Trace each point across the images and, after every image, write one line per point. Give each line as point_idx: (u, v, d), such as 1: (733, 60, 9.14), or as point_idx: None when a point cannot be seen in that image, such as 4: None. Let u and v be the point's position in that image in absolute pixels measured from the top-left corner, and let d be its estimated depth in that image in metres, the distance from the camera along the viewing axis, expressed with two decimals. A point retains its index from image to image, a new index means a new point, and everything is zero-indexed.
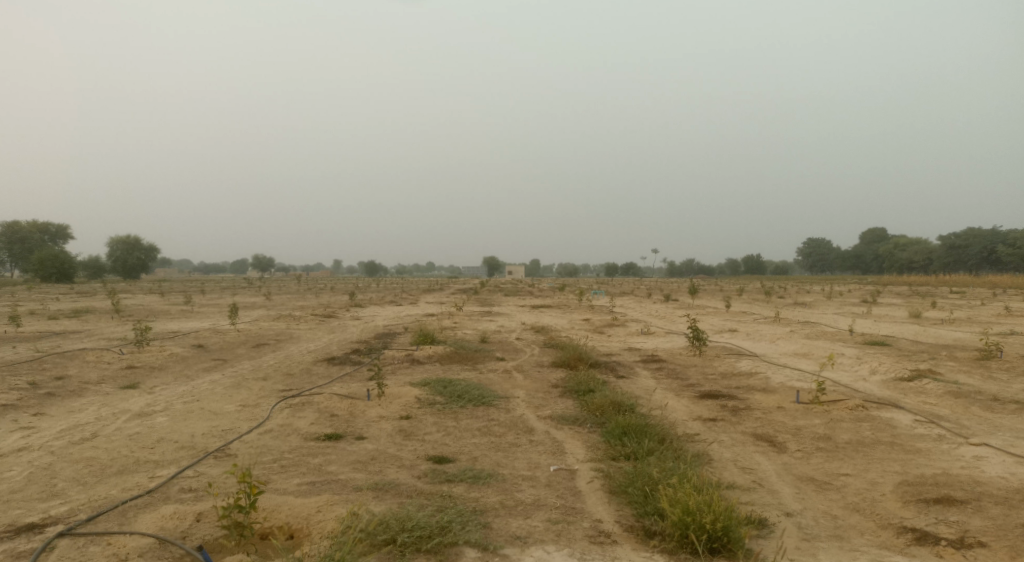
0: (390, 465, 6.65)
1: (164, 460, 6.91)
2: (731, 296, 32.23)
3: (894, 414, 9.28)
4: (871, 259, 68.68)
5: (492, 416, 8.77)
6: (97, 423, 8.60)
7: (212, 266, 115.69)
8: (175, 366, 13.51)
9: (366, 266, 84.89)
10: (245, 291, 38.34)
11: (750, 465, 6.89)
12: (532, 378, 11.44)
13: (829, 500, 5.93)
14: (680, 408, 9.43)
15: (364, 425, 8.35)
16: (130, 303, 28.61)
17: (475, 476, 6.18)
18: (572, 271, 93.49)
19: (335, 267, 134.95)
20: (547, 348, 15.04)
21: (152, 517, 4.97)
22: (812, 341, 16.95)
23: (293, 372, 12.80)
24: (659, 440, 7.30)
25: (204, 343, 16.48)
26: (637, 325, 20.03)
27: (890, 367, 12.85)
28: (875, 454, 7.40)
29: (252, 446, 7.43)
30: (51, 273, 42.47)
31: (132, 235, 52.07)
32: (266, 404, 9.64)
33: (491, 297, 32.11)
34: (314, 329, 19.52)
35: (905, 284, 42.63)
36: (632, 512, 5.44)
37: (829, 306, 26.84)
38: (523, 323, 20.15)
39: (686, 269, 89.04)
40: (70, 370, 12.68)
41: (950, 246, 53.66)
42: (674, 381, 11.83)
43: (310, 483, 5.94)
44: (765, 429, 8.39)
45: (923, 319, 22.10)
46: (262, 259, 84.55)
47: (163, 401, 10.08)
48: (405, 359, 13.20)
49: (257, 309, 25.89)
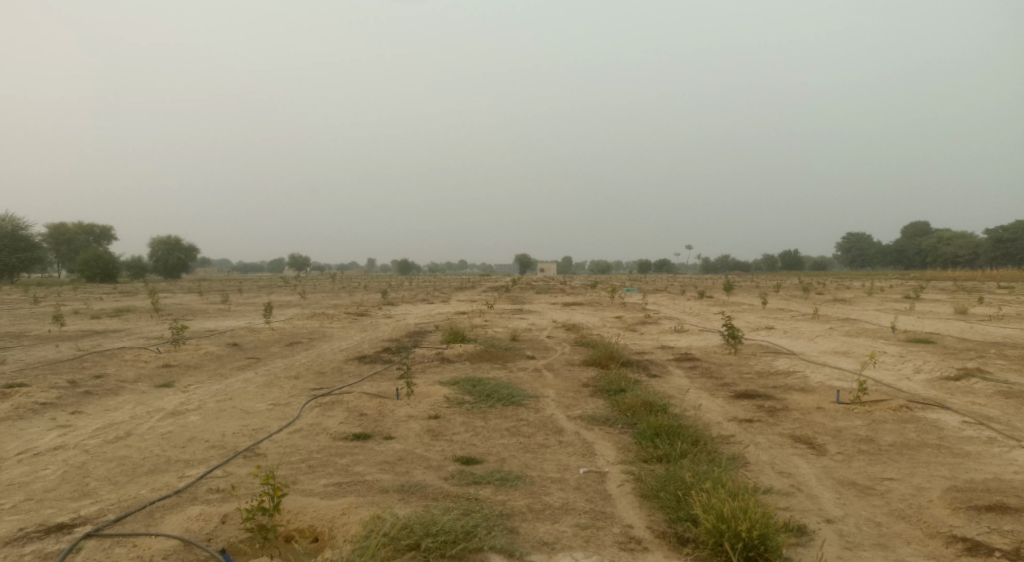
0: (417, 466, 6.58)
1: (194, 459, 6.94)
2: (768, 292, 31.57)
3: (941, 415, 8.91)
4: (914, 253, 66.73)
5: (521, 416, 8.65)
6: (132, 421, 8.72)
7: (250, 266, 117.77)
8: (210, 364, 13.67)
9: (400, 264, 85.55)
10: (281, 290, 38.85)
11: (788, 468, 6.65)
12: (562, 377, 11.27)
13: (872, 506, 5.66)
14: (714, 409, 9.20)
15: (392, 425, 8.30)
16: (169, 303, 29.18)
17: (503, 478, 6.07)
18: (605, 269, 92.84)
19: (369, 266, 136.32)
20: (579, 346, 14.86)
21: (178, 518, 4.97)
22: (853, 339, 16.45)
23: (325, 370, 12.84)
24: (692, 441, 7.10)
25: (238, 341, 16.68)
26: (671, 322, 19.69)
27: (936, 365, 12.38)
28: (921, 457, 7.08)
29: (281, 445, 7.43)
30: (96, 273, 43.64)
31: (173, 235, 53.16)
32: (296, 403, 9.67)
33: (522, 294, 32.00)
34: (347, 327, 19.62)
35: (951, 279, 41.29)
36: (664, 517, 5.26)
37: (871, 302, 26.11)
38: (555, 321, 20.00)
39: (721, 266, 87.76)
40: (109, 369, 12.93)
41: (998, 240, 51.84)
42: (709, 380, 11.56)
43: (336, 484, 5.89)
44: (804, 431, 8.11)
45: (970, 315, 21.34)
46: (299, 259, 85.77)
47: (197, 399, 10.19)
48: (435, 357, 13.15)
49: (292, 308, 26.20)
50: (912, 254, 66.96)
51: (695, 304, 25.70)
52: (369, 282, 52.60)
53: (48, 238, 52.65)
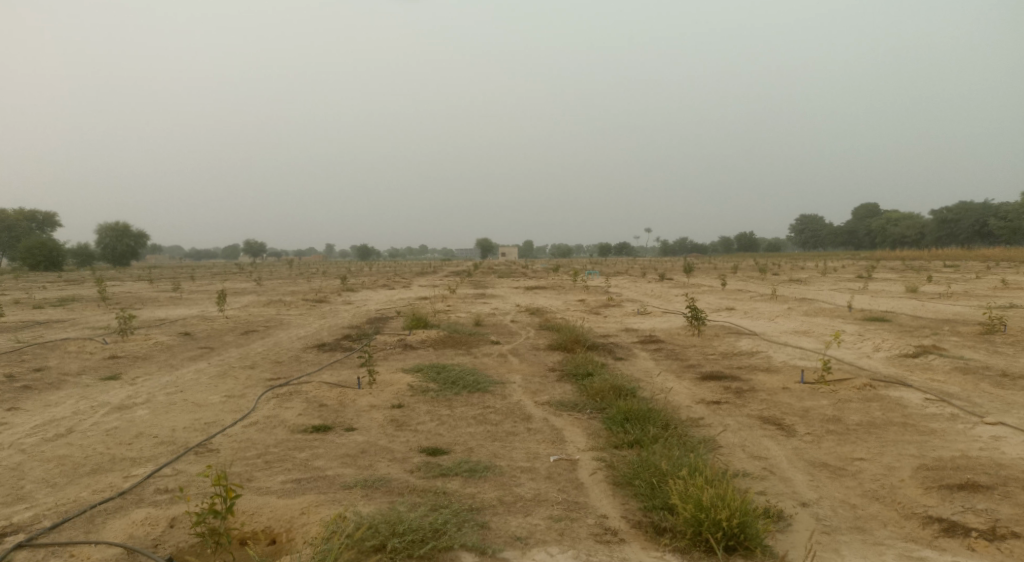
0: (381, 458, 6.30)
1: (141, 457, 6.53)
2: (726, 274, 31.91)
3: (904, 392, 8.98)
4: (864, 234, 68.52)
5: (487, 403, 8.42)
6: (74, 417, 8.21)
7: (203, 252, 114.83)
8: (160, 355, 13.09)
9: (359, 250, 84.32)
10: (236, 277, 37.77)
11: (759, 451, 6.57)
12: (528, 362, 11.07)
13: (845, 488, 5.60)
14: (682, 391, 9.12)
15: (354, 416, 7.99)
16: (117, 291, 28.11)
17: (471, 469, 5.83)
18: (566, 252, 93.03)
19: (327, 252, 134.35)
20: (543, 330, 14.70)
21: (122, 523, 4.59)
22: (811, 318, 16.63)
23: (282, 359, 12.40)
24: (662, 426, 6.98)
25: (191, 330, 16.06)
26: (633, 305, 19.67)
27: (894, 343, 12.55)
28: (888, 436, 7.08)
29: (236, 440, 7.05)
30: (39, 261, 41.82)
31: (121, 221, 51.21)
32: (252, 395, 9.26)
33: (484, 279, 31.73)
34: (305, 315, 19.10)
35: (900, 258, 42.47)
36: (639, 505, 5.11)
37: (825, 282, 26.58)
38: (518, 305, 19.80)
39: (679, 248, 88.86)
40: (50, 362, 12.26)
41: (943, 220, 53.45)
42: (674, 362, 11.52)
43: (295, 480, 5.57)
44: (772, 412, 8.07)
45: (921, 293, 21.88)
46: (254, 244, 83.79)
47: (145, 392, 9.70)
48: (397, 344, 12.82)
49: (247, 295, 25.47)
50: (862, 235, 68.73)
51: (655, 287, 25.79)
52: (328, 268, 51.61)
53: None
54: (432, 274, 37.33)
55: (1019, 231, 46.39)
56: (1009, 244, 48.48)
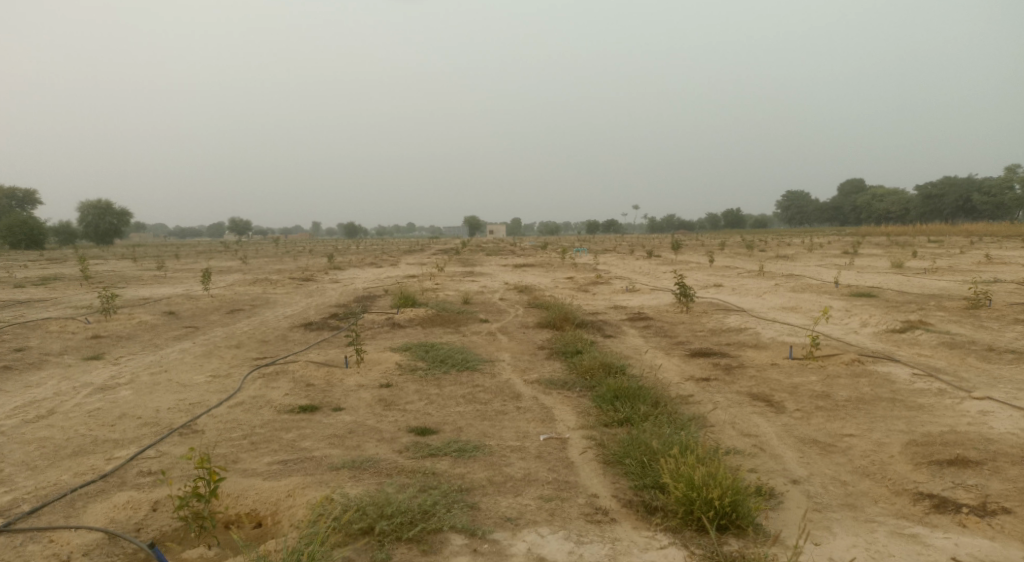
0: (369, 439, 6.23)
1: (124, 439, 6.41)
2: (714, 251, 31.92)
3: (891, 368, 9.01)
4: (850, 210, 68.83)
5: (476, 381, 8.36)
6: (56, 399, 8.07)
7: (188, 231, 113.62)
8: (144, 334, 12.91)
9: (346, 228, 83.72)
10: (221, 255, 37.38)
11: (749, 428, 6.55)
12: (517, 340, 11.00)
13: (835, 464, 5.59)
14: (672, 368, 9.10)
15: (342, 395, 7.90)
16: (100, 270, 27.72)
17: (461, 449, 5.77)
18: (553, 230, 92.82)
19: (314, 230, 133.38)
20: (532, 307, 14.64)
21: (103, 507, 4.50)
22: (799, 294, 16.66)
23: (268, 339, 12.26)
24: (652, 403, 6.95)
25: (176, 310, 15.85)
26: (622, 282, 19.63)
27: (881, 319, 12.58)
28: (877, 412, 7.08)
29: (222, 421, 6.95)
30: (21, 240, 41.18)
31: (103, 198, 50.42)
32: (238, 375, 9.15)
33: (472, 256, 31.56)
34: (292, 293, 18.91)
35: (884, 234, 42.72)
36: (629, 484, 5.07)
37: (812, 258, 26.66)
38: (506, 283, 19.71)
39: (667, 225, 88.97)
40: (31, 342, 12.06)
41: (927, 196, 53.74)
42: (663, 339, 11.50)
43: (281, 462, 5.49)
44: (762, 389, 8.06)
45: (906, 268, 22.00)
46: (239, 223, 82.90)
47: (129, 372, 9.55)
48: (385, 323, 12.72)
49: (233, 274, 25.19)
50: (848, 211, 69.05)
51: (644, 264, 25.74)
52: (316, 246, 51.22)
53: None
54: (420, 253, 37.09)
55: (1002, 206, 46.75)
56: (993, 219, 48.81)
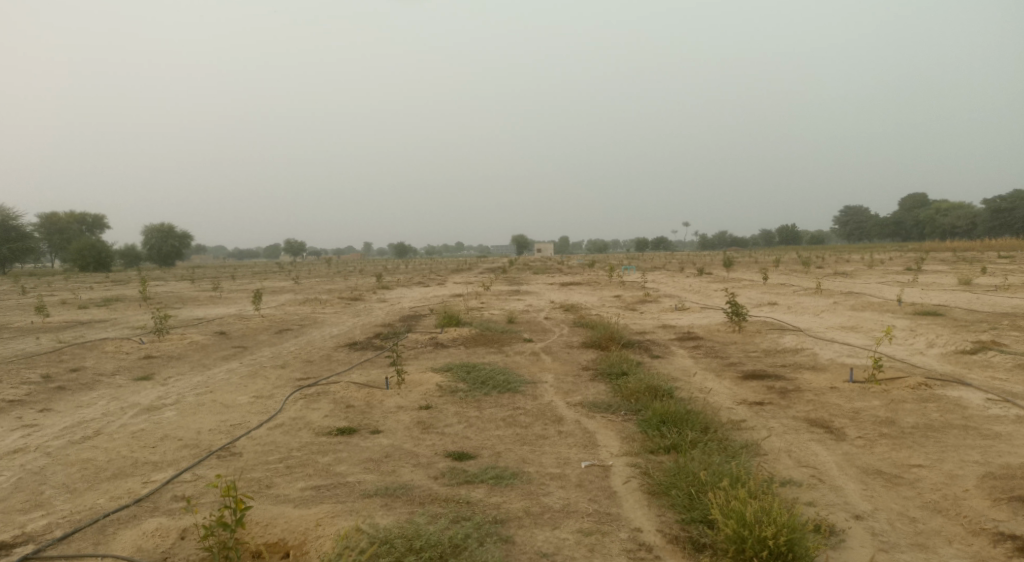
0: (405, 464, 6.06)
1: (162, 461, 6.40)
2: (767, 268, 31.06)
3: (963, 392, 8.40)
4: (912, 224, 66.26)
5: (517, 404, 8.12)
6: (103, 419, 8.18)
7: (245, 252, 117.08)
8: (194, 355, 13.11)
9: (397, 248, 84.87)
10: (274, 276, 38.20)
11: (807, 457, 6.13)
12: (561, 361, 10.74)
13: (903, 498, 5.15)
14: (722, 391, 8.69)
15: (381, 417, 7.78)
16: (159, 291, 28.61)
17: (498, 476, 5.54)
18: (602, 247, 92.05)
19: (365, 251, 135.72)
20: (577, 327, 14.35)
21: (132, 534, 4.44)
22: (858, 313, 15.92)
23: (313, 359, 12.29)
24: (701, 429, 6.60)
25: (226, 329, 16.13)
26: (671, 301, 19.15)
27: (949, 339, 11.85)
28: (948, 441, 6.56)
29: (260, 443, 6.89)
30: (89, 262, 42.93)
31: (165, 222, 52.28)
32: (280, 395, 9.14)
33: (519, 275, 31.40)
34: (340, 313, 19.06)
35: (950, 249, 40.87)
36: (675, 517, 4.77)
37: (872, 275, 25.55)
38: (552, 302, 19.47)
39: (718, 242, 87.41)
40: (87, 362, 12.36)
41: (996, 210, 51.33)
42: (714, 360, 11.06)
43: (314, 487, 5.36)
44: (819, 414, 7.59)
45: (975, 285, 20.89)
46: (294, 244, 84.92)
47: (176, 393, 9.65)
48: (429, 343, 12.62)
49: (284, 294, 25.66)
50: (910, 226, 66.50)
51: (694, 282, 25.15)
52: (366, 266, 51.88)
53: (39, 228, 51.94)
54: (466, 272, 37.13)
55: None
56: None
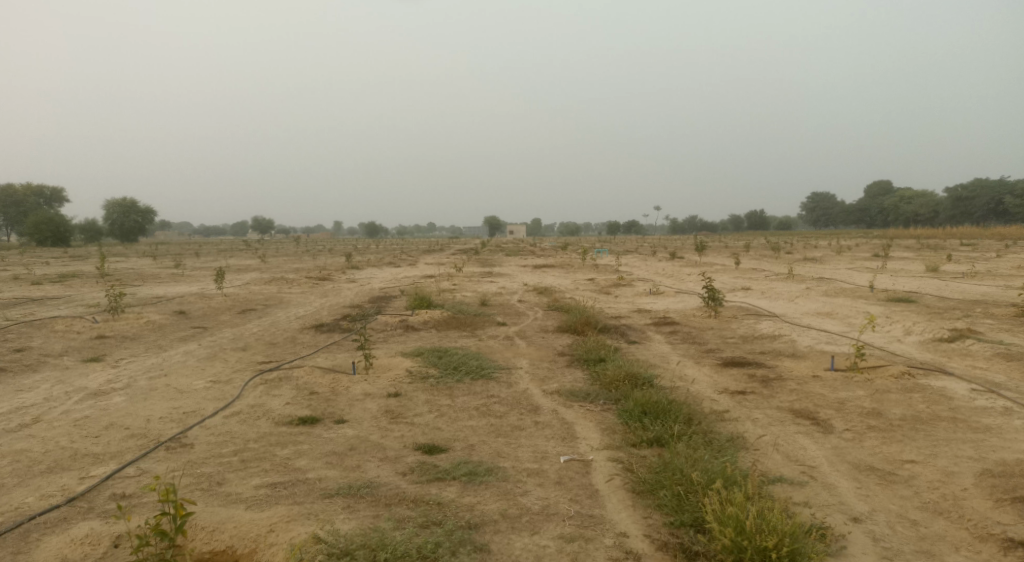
0: (372, 458, 5.62)
1: (105, 453, 5.86)
2: (739, 253, 31.10)
3: (947, 382, 8.21)
4: (876, 212, 67.10)
5: (491, 392, 7.72)
6: (44, 405, 7.57)
7: (212, 229, 114.46)
8: (149, 335, 12.42)
9: (367, 228, 83.64)
10: (241, 253, 37.21)
11: (796, 451, 5.83)
12: (536, 346, 10.35)
13: (900, 499, 4.90)
14: (703, 380, 8.39)
15: (346, 405, 7.31)
16: (118, 267, 27.55)
17: (472, 472, 5.15)
18: (574, 230, 91.93)
19: (335, 230, 133.78)
20: (552, 310, 13.98)
21: (58, 543, 3.97)
22: (832, 299, 15.80)
23: (276, 341, 11.73)
24: (684, 421, 6.28)
25: (186, 309, 15.41)
26: (645, 284, 18.90)
27: (926, 327, 11.71)
28: (939, 434, 6.32)
29: (214, 434, 6.38)
30: (47, 237, 41.32)
31: (128, 197, 50.61)
32: (239, 380, 8.61)
33: (491, 256, 30.89)
34: (307, 293, 18.43)
35: (913, 237, 41.39)
36: (664, 521, 4.44)
37: (841, 261, 25.63)
38: (525, 284, 19.07)
39: (688, 227, 87.92)
40: (33, 342, 11.63)
41: (958, 199, 52.22)
42: (691, 346, 10.77)
43: (271, 485, 4.91)
44: (804, 405, 7.32)
45: (943, 272, 21.01)
46: (261, 222, 83.12)
47: (126, 376, 9.03)
48: (398, 325, 12.13)
49: (249, 272, 24.85)
50: (875, 212, 67.43)
51: (667, 265, 24.98)
52: (335, 245, 50.92)
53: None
54: (436, 253, 36.50)
55: None
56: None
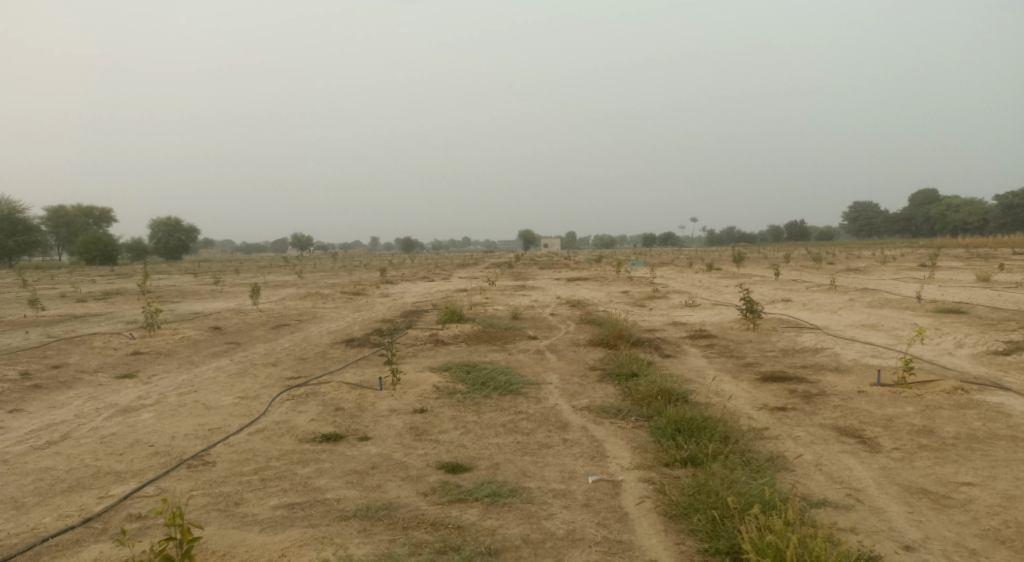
0: (393, 477, 5.46)
1: (127, 471, 5.80)
2: (778, 264, 30.42)
3: (1004, 398, 7.72)
4: (922, 220, 65.18)
5: (519, 408, 7.50)
6: (74, 422, 7.60)
7: (253, 246, 116.83)
8: (184, 351, 12.52)
9: (403, 243, 84.41)
10: (278, 269, 37.71)
11: (840, 472, 5.48)
12: (567, 360, 10.10)
13: (956, 525, 4.53)
14: (741, 395, 8.05)
15: (371, 422, 7.17)
16: (160, 284, 28.10)
17: (495, 493, 4.94)
18: (609, 242, 91.41)
19: (373, 246, 135.51)
20: (584, 324, 13.71)
21: None
22: (877, 311, 15.18)
23: (307, 356, 11.70)
24: (720, 439, 5.98)
25: (221, 325, 15.55)
26: (681, 297, 18.47)
27: (979, 339, 11.13)
28: (997, 454, 5.89)
29: (237, 452, 6.29)
30: (95, 255, 42.52)
31: (172, 215, 51.90)
32: (266, 396, 8.55)
33: (525, 270, 30.70)
34: (340, 308, 18.48)
35: (962, 246, 39.92)
36: (698, 548, 4.17)
37: (886, 272, 24.77)
38: (558, 297, 18.82)
39: (726, 238, 86.65)
40: (71, 358, 11.80)
41: (1008, 206, 50.38)
42: (729, 360, 10.40)
43: (288, 506, 4.77)
44: (849, 422, 6.92)
45: (995, 282, 20.15)
46: (301, 238, 84.59)
47: (157, 392, 9.06)
48: (428, 340, 12.01)
49: (285, 288, 25.10)
50: (921, 221, 65.54)
51: (704, 277, 24.47)
52: (371, 261, 51.37)
53: (47, 221, 51.69)
54: (470, 267, 36.47)
55: None
56: None
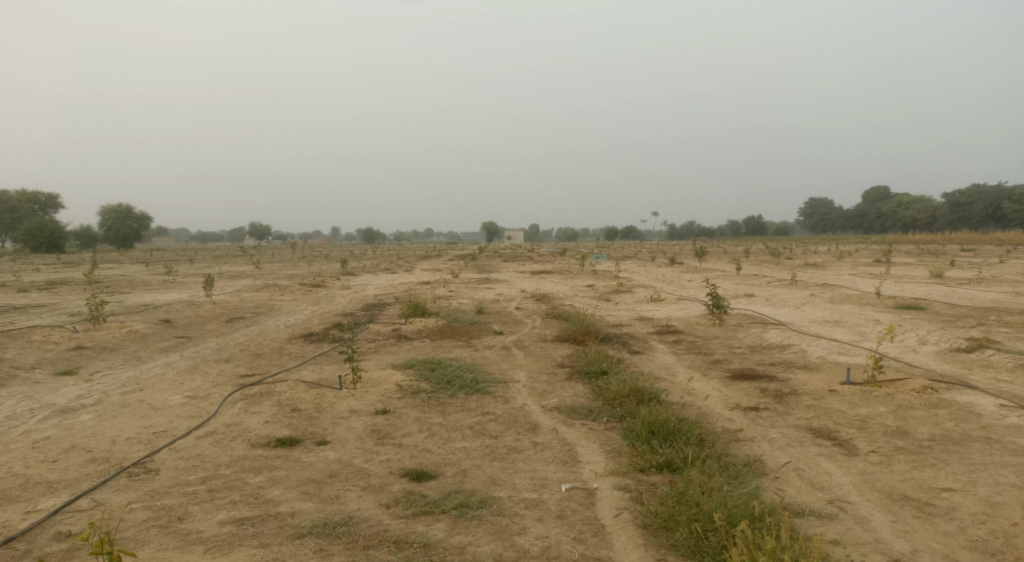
0: (354, 486, 5.10)
1: (60, 481, 5.30)
2: (740, 258, 30.67)
3: (972, 397, 7.69)
4: (875, 217, 66.82)
5: (486, 409, 7.17)
6: (4, 424, 7.02)
7: (209, 236, 113.83)
8: (130, 346, 11.83)
9: (364, 234, 83.09)
10: (234, 260, 36.59)
11: (819, 477, 5.31)
12: (534, 357, 9.80)
13: (942, 535, 4.38)
14: (713, 394, 7.86)
15: (330, 424, 6.77)
16: (109, 274, 26.91)
17: (464, 504, 4.62)
18: (572, 235, 91.57)
19: (333, 236, 133.44)
20: (550, 319, 13.44)
21: None
22: (839, 307, 15.27)
23: (262, 352, 11.18)
24: (696, 443, 5.75)
25: (171, 318, 14.83)
26: (645, 291, 18.35)
27: (942, 336, 11.19)
28: (974, 457, 5.80)
29: (183, 458, 5.82)
30: (41, 243, 40.65)
31: (124, 202, 49.98)
32: (218, 395, 8.07)
33: (489, 263, 30.37)
34: (298, 301, 17.86)
35: (912, 242, 40.90)
36: None
37: (843, 267, 25.13)
38: (523, 291, 18.53)
39: (687, 232, 87.61)
40: (6, 353, 11.05)
41: (955, 204, 51.96)
42: (698, 357, 10.23)
43: (237, 522, 4.37)
44: (823, 423, 6.77)
45: (948, 278, 20.55)
46: (258, 228, 82.68)
47: (99, 391, 8.48)
48: (391, 335, 11.60)
49: (242, 279, 24.26)
50: (873, 218, 67.20)
51: (667, 272, 24.49)
52: (332, 251, 50.36)
53: None
54: (434, 258, 36.04)
55: None
56: None
